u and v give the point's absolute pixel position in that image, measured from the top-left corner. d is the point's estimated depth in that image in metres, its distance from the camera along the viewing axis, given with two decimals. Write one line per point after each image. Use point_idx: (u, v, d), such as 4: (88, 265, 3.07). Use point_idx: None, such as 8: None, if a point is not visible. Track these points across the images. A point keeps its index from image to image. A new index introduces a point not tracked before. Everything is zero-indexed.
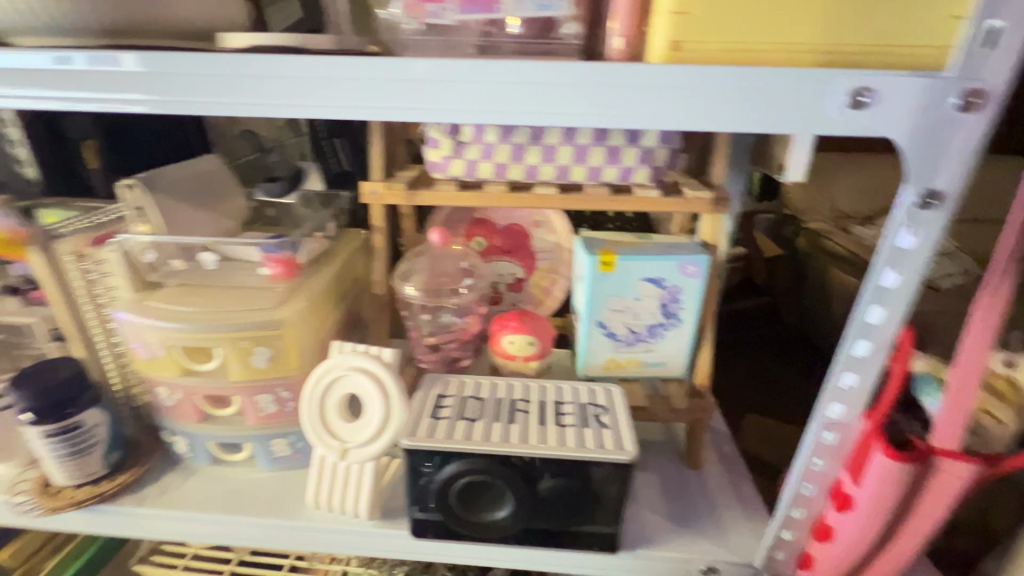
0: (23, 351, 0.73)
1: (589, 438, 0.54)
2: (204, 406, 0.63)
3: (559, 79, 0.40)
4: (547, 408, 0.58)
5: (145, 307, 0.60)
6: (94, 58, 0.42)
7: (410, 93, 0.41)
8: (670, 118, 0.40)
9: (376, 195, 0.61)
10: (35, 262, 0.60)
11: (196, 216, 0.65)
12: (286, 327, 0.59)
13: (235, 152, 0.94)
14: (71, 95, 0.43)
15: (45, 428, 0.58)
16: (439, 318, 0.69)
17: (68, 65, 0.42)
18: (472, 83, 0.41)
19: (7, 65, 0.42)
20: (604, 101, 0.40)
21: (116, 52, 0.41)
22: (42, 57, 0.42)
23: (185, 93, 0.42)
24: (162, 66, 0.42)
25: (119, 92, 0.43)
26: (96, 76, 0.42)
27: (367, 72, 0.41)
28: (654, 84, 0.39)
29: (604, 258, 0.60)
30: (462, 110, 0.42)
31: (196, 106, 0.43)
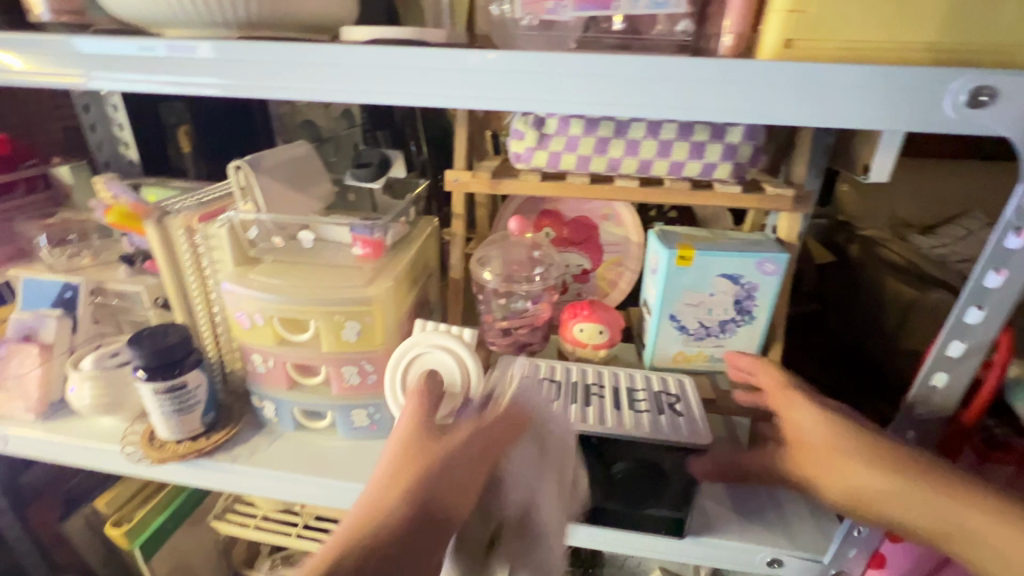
0: (129, 316, 0.80)
1: (666, 425, 0.55)
2: (293, 374, 0.68)
3: (667, 74, 0.42)
4: (620, 394, 0.60)
5: (247, 279, 0.65)
6: (172, 46, 0.48)
7: (523, 85, 0.44)
8: (776, 113, 0.41)
9: (461, 182, 0.64)
10: (151, 235, 0.66)
11: (292, 197, 0.70)
12: (374, 305, 0.63)
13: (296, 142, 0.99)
14: (160, 76, 0.49)
15: (155, 385, 0.64)
16: (512, 303, 0.72)
17: (152, 53, 0.48)
18: (580, 79, 0.43)
19: (113, 53, 0.49)
20: (711, 95, 0.41)
21: (193, 41, 0.47)
22: (129, 45, 0.48)
23: (285, 80, 0.47)
24: (234, 54, 0.47)
25: (259, 81, 0.47)
26: (173, 63, 0.48)
27: (479, 62, 0.44)
28: (764, 79, 0.40)
29: (682, 252, 0.61)
30: (569, 101, 0.44)
31: (322, 93, 0.47)
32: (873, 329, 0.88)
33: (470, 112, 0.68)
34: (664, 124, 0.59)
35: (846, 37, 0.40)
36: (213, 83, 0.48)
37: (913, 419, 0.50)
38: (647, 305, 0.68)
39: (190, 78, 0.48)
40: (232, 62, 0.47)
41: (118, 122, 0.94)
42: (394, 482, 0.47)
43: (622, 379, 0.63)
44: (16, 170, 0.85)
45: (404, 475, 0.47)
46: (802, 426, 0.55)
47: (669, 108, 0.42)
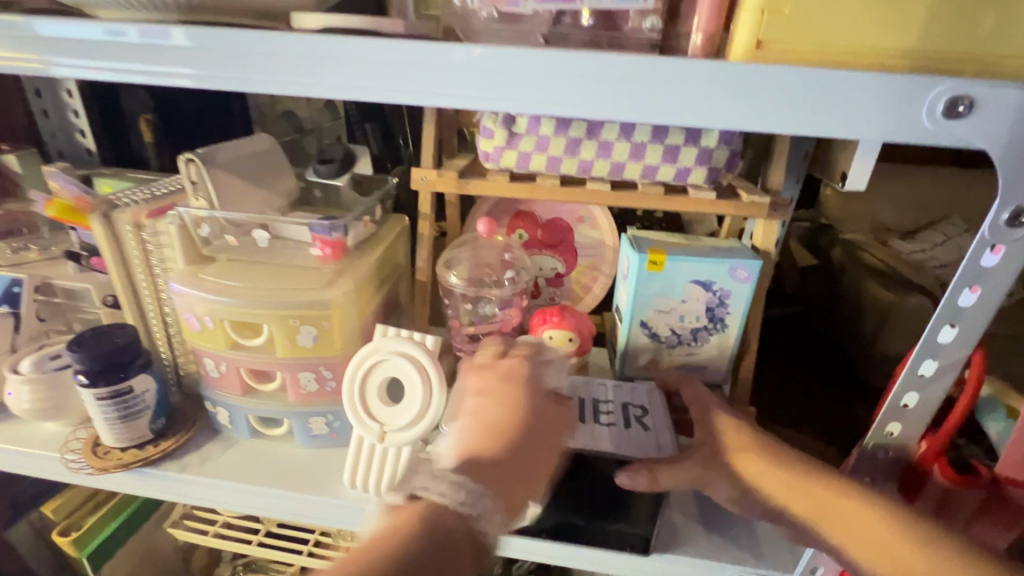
0: (77, 314, 0.76)
1: (630, 440, 0.56)
2: (248, 379, 0.65)
3: (633, 75, 0.39)
4: (586, 406, 0.60)
5: (198, 280, 0.61)
6: (147, 32, 0.44)
7: (484, 80, 0.41)
8: (744, 119, 0.39)
9: (426, 182, 0.62)
10: (96, 230, 0.63)
11: (249, 192, 0.66)
12: (332, 309, 0.60)
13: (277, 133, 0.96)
14: (119, 66, 0.46)
15: (96, 391, 0.60)
16: (479, 308, 0.70)
17: (122, 38, 0.45)
18: (546, 77, 0.40)
19: (62, 34, 0.45)
20: (679, 98, 0.39)
21: (170, 26, 0.43)
22: (96, 29, 0.44)
23: (236, 70, 0.44)
24: (214, 42, 0.43)
25: (203, 69, 0.44)
26: (146, 50, 0.45)
27: (437, 55, 0.41)
28: (733, 82, 0.38)
29: (654, 257, 0.59)
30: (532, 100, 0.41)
31: (271, 84, 0.44)
32: (851, 331, 0.87)
33: (439, 107, 0.65)
34: (638, 126, 0.56)
35: (818, 39, 0.38)
36: (186, 74, 0.45)
37: (881, 440, 0.49)
38: (618, 311, 0.66)
39: (165, 69, 0.44)
40: (207, 52, 0.44)
41: (73, 109, 0.89)
42: (509, 417, 0.51)
43: (586, 388, 0.63)
44: None
45: (515, 408, 0.52)
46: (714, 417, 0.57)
47: (635, 109, 0.40)
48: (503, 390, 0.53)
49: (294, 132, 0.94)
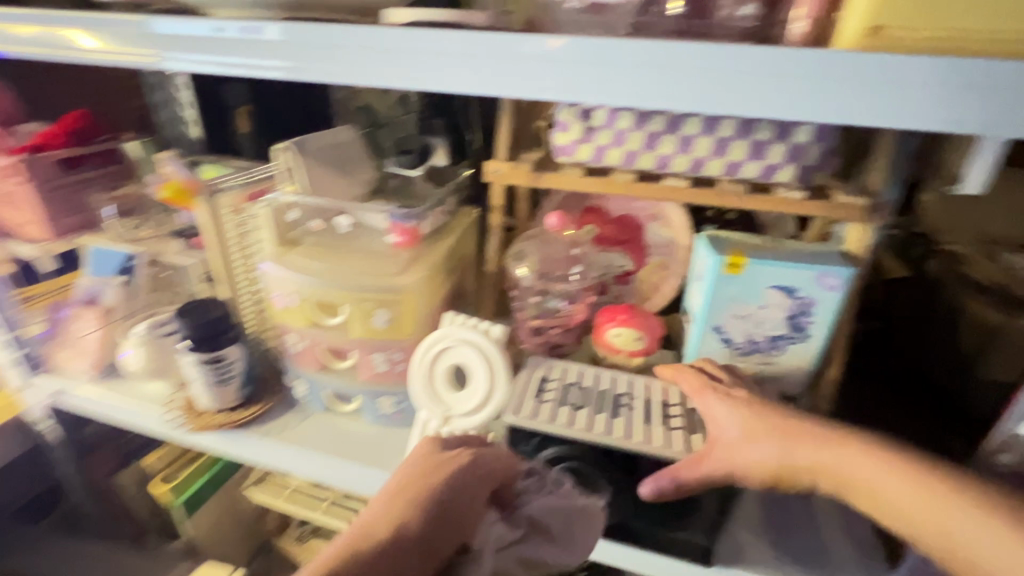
0: (181, 287, 0.84)
1: (682, 441, 0.53)
2: (325, 358, 0.68)
3: (727, 66, 0.38)
4: (650, 405, 0.57)
5: (287, 261, 0.65)
6: (245, 28, 0.48)
7: (548, 70, 0.42)
8: (840, 112, 0.37)
9: (500, 174, 0.62)
10: (201, 210, 0.69)
11: (334, 180, 0.70)
12: (405, 294, 0.63)
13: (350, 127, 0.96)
14: (221, 60, 0.50)
15: (198, 357, 0.67)
16: (546, 302, 0.68)
17: (222, 35, 0.49)
18: (623, 63, 0.40)
19: (174, 32, 0.50)
20: (766, 89, 0.38)
21: (264, 22, 0.47)
22: (202, 26, 0.48)
23: (334, 64, 0.46)
24: (304, 34, 0.46)
25: (298, 65, 0.47)
26: (245, 45, 0.48)
27: (523, 49, 0.42)
28: (829, 75, 0.36)
29: (733, 260, 0.56)
30: (614, 92, 0.41)
31: (362, 77, 0.46)
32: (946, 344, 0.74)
33: (516, 100, 0.66)
34: (723, 121, 0.54)
35: (946, 23, 0.34)
36: (278, 67, 0.48)
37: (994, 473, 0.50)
38: (690, 313, 0.64)
39: (261, 62, 0.48)
40: (296, 45, 0.47)
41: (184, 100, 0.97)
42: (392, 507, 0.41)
43: (657, 391, 0.59)
44: (91, 144, 0.88)
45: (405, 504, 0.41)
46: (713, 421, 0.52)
47: (726, 100, 0.39)
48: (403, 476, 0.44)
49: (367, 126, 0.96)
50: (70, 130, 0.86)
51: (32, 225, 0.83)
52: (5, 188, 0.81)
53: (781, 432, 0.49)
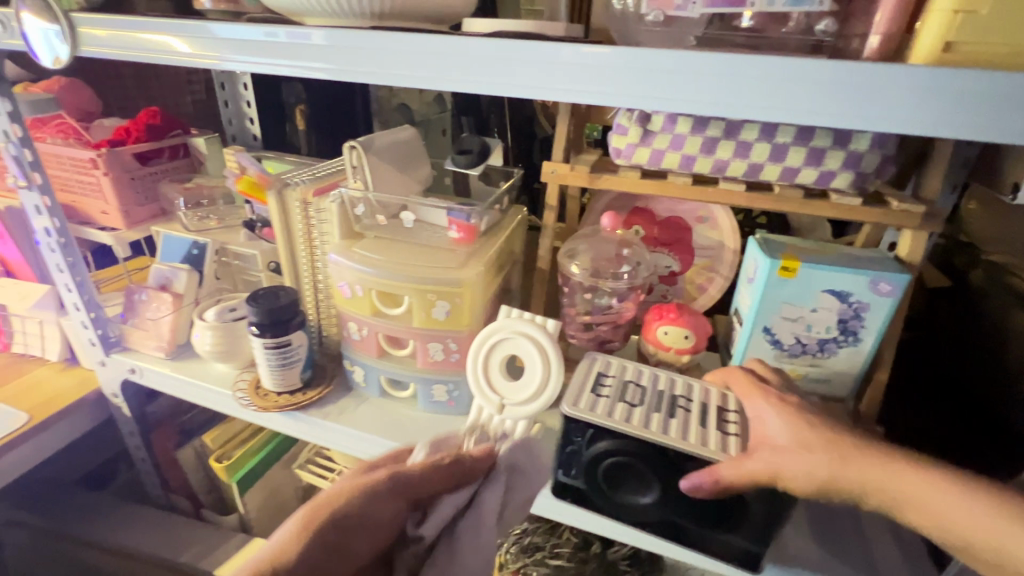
0: (244, 275, 0.89)
1: (732, 443, 0.52)
2: (384, 345, 0.72)
3: (796, 78, 0.38)
4: (707, 411, 0.56)
5: (352, 252, 0.69)
6: (292, 33, 0.50)
7: (597, 75, 0.43)
8: (904, 124, 0.36)
9: (558, 175, 0.65)
10: (272, 204, 0.73)
11: (396, 177, 0.73)
12: (463, 287, 0.66)
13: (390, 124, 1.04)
14: (270, 62, 0.52)
15: (265, 341, 0.71)
16: (596, 299, 0.71)
17: (275, 39, 0.51)
18: (677, 67, 0.41)
19: (231, 36, 0.52)
20: (829, 99, 0.38)
21: (310, 28, 0.49)
22: (256, 31, 0.51)
23: (399, 68, 0.48)
24: (346, 40, 0.49)
25: (355, 68, 0.49)
26: (292, 48, 0.51)
27: (591, 58, 0.43)
28: (893, 87, 0.36)
29: (786, 263, 0.58)
30: (674, 99, 0.42)
31: (428, 80, 0.48)
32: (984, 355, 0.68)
33: (573, 103, 0.68)
34: (781, 127, 0.55)
35: (1017, 41, 0.35)
36: (327, 69, 0.50)
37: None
38: (738, 314, 0.66)
39: (306, 64, 0.51)
40: (344, 49, 0.49)
41: (246, 99, 1.03)
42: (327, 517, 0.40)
43: (716, 397, 0.59)
44: (164, 139, 0.94)
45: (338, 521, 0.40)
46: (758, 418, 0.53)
47: (784, 110, 0.39)
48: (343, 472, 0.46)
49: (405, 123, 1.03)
50: (146, 125, 0.92)
51: (111, 214, 0.89)
52: (89, 179, 0.87)
53: (818, 423, 0.49)
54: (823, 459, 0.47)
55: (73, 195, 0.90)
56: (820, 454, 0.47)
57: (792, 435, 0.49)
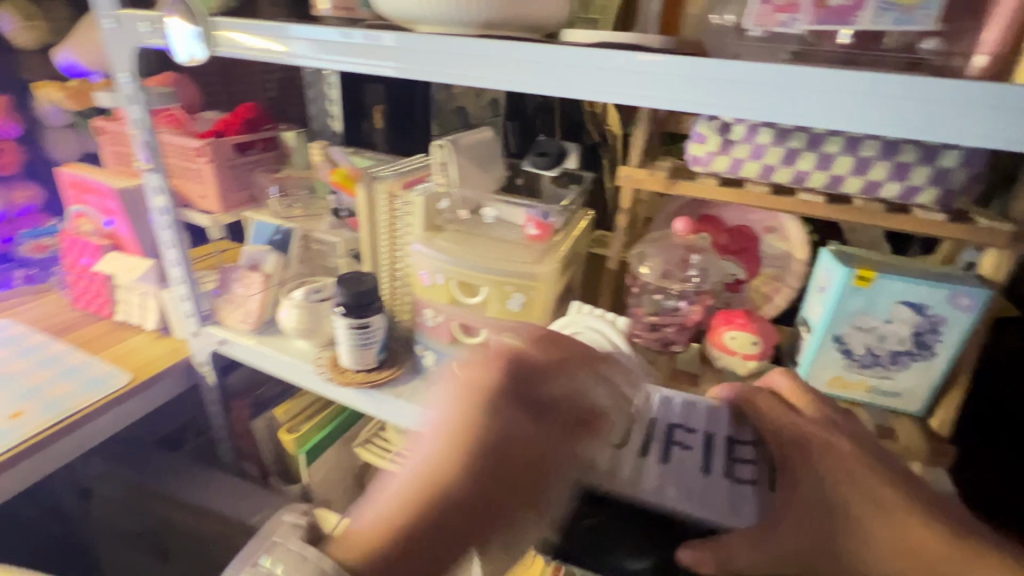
0: (323, 261, 0.96)
1: (748, 498, 0.47)
2: (457, 332, 0.76)
3: (850, 88, 0.41)
4: (714, 446, 0.54)
5: (435, 243, 0.73)
6: (366, 36, 0.57)
7: (644, 83, 0.48)
8: (953, 132, 0.39)
9: (636, 179, 0.68)
10: (361, 195, 0.79)
11: (476, 174, 0.78)
12: (538, 280, 0.69)
13: (447, 125, 1.06)
14: (341, 60, 0.59)
15: (349, 320, 0.76)
16: (664, 301, 0.73)
17: (349, 40, 0.57)
18: (712, 79, 0.45)
19: (309, 36, 0.59)
20: (879, 108, 0.40)
21: (382, 31, 0.55)
22: (332, 32, 0.57)
23: (471, 69, 0.53)
24: (417, 43, 0.55)
25: (425, 67, 0.55)
26: (365, 48, 0.57)
27: (659, 66, 0.47)
28: (945, 98, 0.38)
29: (862, 274, 0.59)
30: (730, 105, 0.45)
31: (497, 81, 0.53)
32: None
33: (653, 111, 0.71)
34: (866, 141, 0.57)
35: None
36: (394, 67, 0.56)
37: None
38: (806, 323, 0.67)
39: (376, 62, 0.57)
40: (414, 51, 0.55)
41: (330, 97, 1.10)
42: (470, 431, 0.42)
43: (728, 421, 0.56)
44: (257, 132, 1.02)
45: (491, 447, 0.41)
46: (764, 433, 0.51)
47: (831, 116, 0.42)
48: (475, 396, 0.43)
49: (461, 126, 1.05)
50: (243, 119, 1.01)
51: (209, 198, 0.97)
52: (193, 165, 0.95)
53: None
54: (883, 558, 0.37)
55: (177, 179, 0.99)
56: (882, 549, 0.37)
57: (837, 520, 0.39)
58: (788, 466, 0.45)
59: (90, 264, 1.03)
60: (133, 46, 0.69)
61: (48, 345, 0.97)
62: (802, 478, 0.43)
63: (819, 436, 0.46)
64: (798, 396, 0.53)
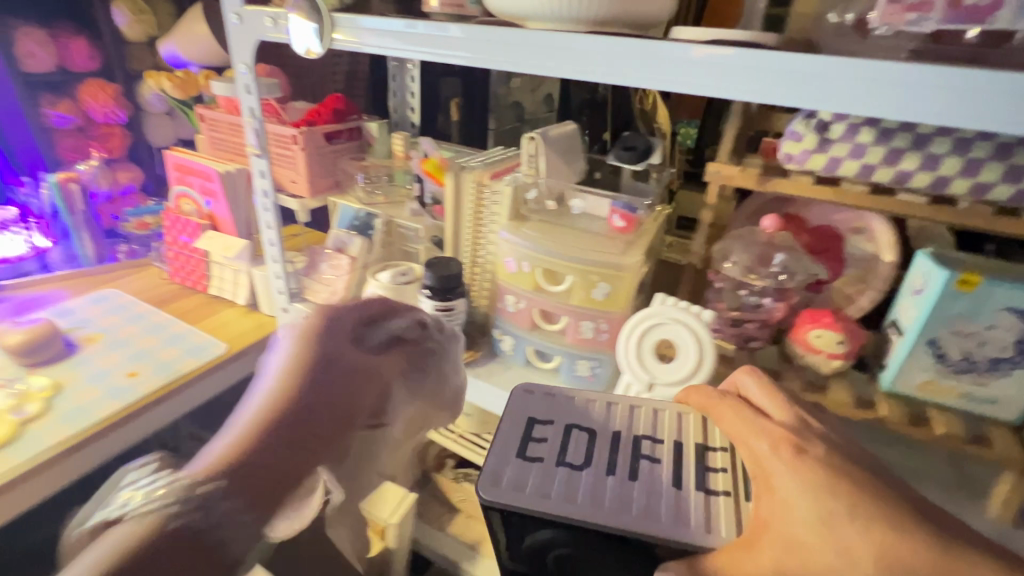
0: (402, 247, 1.00)
1: (725, 512, 0.47)
2: (537, 318, 0.79)
3: (890, 78, 0.43)
4: (684, 455, 0.52)
5: (522, 232, 0.76)
6: (431, 26, 0.62)
7: (694, 72, 0.50)
8: (991, 120, 0.40)
9: (726, 175, 0.69)
10: (450, 184, 0.83)
11: (560, 166, 0.82)
12: (624, 271, 0.71)
13: (502, 118, 1.14)
14: (412, 50, 0.65)
15: (434, 302, 0.80)
16: (746, 298, 0.74)
17: (415, 30, 0.63)
18: (754, 65, 0.48)
19: (385, 28, 0.65)
20: (912, 97, 0.42)
21: (447, 22, 0.61)
22: (399, 23, 0.64)
23: (529, 58, 0.58)
24: (479, 34, 0.60)
25: (487, 57, 0.60)
26: (429, 38, 0.63)
27: (703, 55, 0.50)
28: (982, 88, 0.40)
29: (966, 277, 0.58)
30: (771, 93, 0.48)
31: (553, 70, 0.57)
32: None
33: (744, 109, 0.72)
34: (977, 143, 0.56)
35: None
36: (464, 56, 0.61)
37: None
38: (896, 325, 0.66)
39: (441, 52, 0.62)
40: (477, 41, 0.60)
41: (410, 90, 1.15)
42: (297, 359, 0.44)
43: (695, 430, 0.55)
44: (344, 121, 1.08)
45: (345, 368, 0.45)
46: (744, 442, 0.49)
47: (868, 105, 0.44)
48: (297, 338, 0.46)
49: (516, 120, 1.15)
50: (331, 109, 1.06)
51: (299, 182, 1.03)
52: (287, 152, 1.02)
53: None
54: (860, 566, 0.37)
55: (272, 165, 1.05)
56: (861, 560, 0.37)
57: (814, 532, 0.39)
58: (763, 474, 0.45)
59: (189, 241, 1.11)
60: (255, 38, 0.75)
61: (153, 313, 1.06)
62: (776, 486, 0.44)
63: (789, 439, 0.47)
64: (764, 395, 0.55)
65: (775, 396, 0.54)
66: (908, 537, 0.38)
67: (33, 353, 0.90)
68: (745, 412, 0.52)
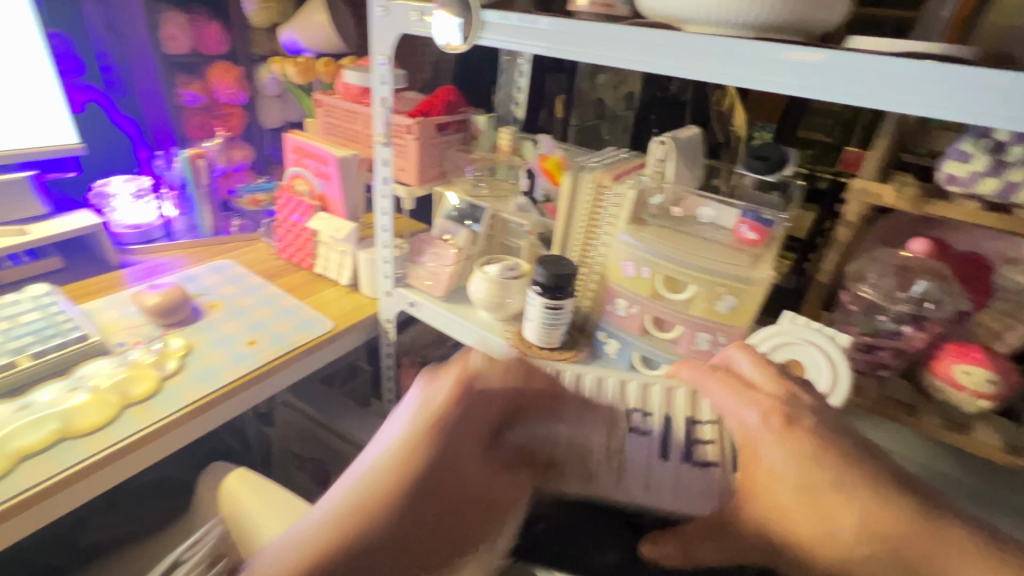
0: (505, 241, 1.02)
1: None
2: (648, 325, 0.78)
3: (961, 84, 0.43)
4: None
5: (642, 236, 0.75)
6: (521, 17, 0.65)
7: (759, 66, 0.51)
8: None
9: (878, 194, 0.65)
10: (567, 182, 0.83)
11: (684, 171, 0.81)
12: (752, 285, 0.69)
13: (582, 113, 1.12)
14: (509, 43, 0.68)
15: (545, 300, 0.81)
16: (882, 323, 0.70)
17: (506, 20, 0.66)
18: (810, 64, 0.49)
19: (495, 21, 0.68)
20: (976, 104, 0.43)
21: (538, 15, 0.63)
22: (493, 14, 0.67)
23: (595, 48, 0.61)
24: (564, 27, 0.62)
25: (567, 47, 0.63)
26: (517, 29, 0.66)
27: (761, 50, 0.51)
28: None
29: None
30: (830, 90, 0.49)
31: (615, 58, 0.60)
32: None
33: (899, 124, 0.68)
34: None
35: None
36: (543, 46, 0.64)
37: None
38: None
39: (526, 42, 0.65)
40: (560, 32, 0.63)
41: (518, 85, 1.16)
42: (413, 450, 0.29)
43: None
44: (453, 113, 1.10)
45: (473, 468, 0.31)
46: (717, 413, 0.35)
47: (933, 107, 0.45)
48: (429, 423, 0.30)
49: (594, 116, 1.12)
50: (443, 100, 1.08)
51: (409, 171, 1.05)
52: (402, 141, 1.04)
53: None
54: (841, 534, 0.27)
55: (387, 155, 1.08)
56: (844, 534, 0.27)
57: (797, 502, 0.28)
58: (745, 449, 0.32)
59: (299, 221, 1.17)
60: (398, 31, 0.77)
61: (264, 286, 1.13)
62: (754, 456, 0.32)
63: (779, 406, 0.32)
64: (761, 364, 0.37)
65: (770, 365, 0.36)
66: (898, 504, 0.27)
67: (168, 315, 0.98)
68: (717, 382, 0.36)
